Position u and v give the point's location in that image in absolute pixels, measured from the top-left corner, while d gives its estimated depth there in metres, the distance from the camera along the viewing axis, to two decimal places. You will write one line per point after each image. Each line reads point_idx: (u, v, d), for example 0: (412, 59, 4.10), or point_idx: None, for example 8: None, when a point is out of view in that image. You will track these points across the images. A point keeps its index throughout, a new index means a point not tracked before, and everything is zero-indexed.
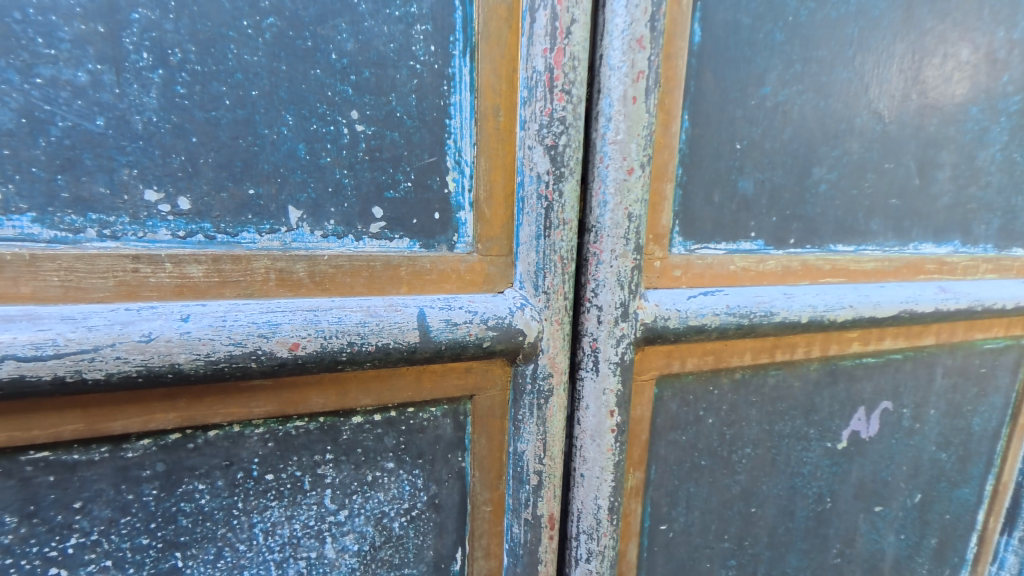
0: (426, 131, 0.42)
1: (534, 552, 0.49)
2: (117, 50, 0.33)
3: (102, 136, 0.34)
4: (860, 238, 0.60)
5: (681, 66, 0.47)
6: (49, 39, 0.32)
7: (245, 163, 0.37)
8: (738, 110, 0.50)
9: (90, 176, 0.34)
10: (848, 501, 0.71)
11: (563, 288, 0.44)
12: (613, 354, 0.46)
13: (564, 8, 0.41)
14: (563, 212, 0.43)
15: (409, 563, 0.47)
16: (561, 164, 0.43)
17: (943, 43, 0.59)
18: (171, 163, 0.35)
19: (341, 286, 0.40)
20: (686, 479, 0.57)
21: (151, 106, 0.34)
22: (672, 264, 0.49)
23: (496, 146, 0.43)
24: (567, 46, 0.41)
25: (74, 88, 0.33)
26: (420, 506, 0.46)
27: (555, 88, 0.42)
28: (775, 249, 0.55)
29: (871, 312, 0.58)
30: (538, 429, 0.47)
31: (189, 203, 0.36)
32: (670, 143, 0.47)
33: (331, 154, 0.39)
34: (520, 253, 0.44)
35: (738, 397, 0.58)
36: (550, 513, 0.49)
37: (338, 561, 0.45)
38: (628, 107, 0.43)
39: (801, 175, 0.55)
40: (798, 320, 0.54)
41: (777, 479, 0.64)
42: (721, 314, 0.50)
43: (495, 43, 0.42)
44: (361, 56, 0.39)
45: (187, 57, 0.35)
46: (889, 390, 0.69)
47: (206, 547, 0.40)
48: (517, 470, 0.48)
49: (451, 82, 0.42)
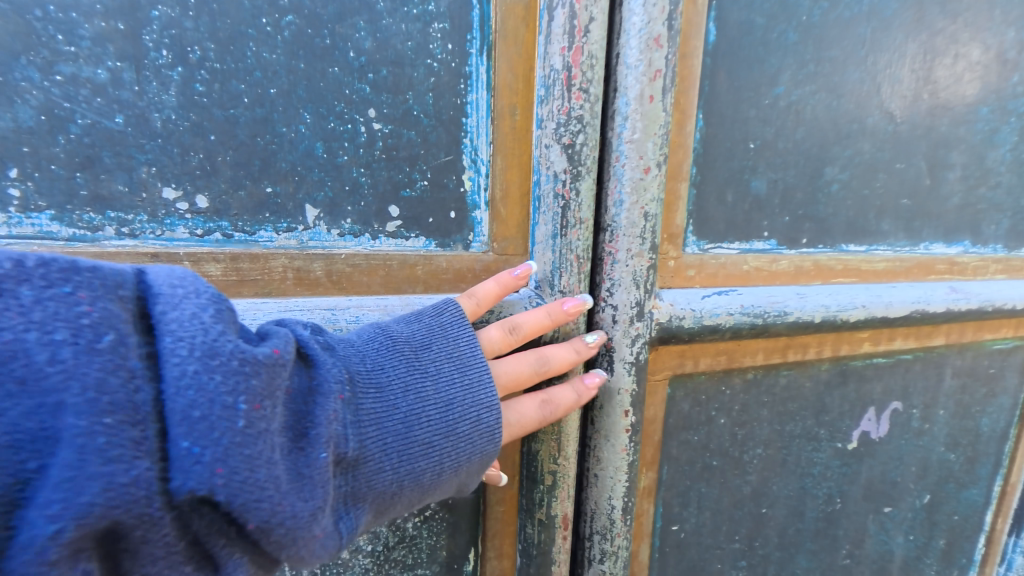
0: (443, 130, 0.42)
1: (547, 552, 0.49)
2: (136, 48, 0.34)
3: (121, 134, 0.35)
4: (871, 238, 0.60)
5: (697, 65, 0.46)
6: (69, 37, 0.33)
7: (262, 161, 0.38)
8: (752, 110, 0.50)
9: (108, 174, 0.35)
10: (856, 501, 0.71)
11: (580, 288, 0.45)
12: (628, 354, 0.45)
13: (582, 6, 0.40)
14: (579, 211, 0.43)
15: (421, 564, 0.47)
16: (578, 163, 0.43)
17: (954, 43, 0.59)
18: (189, 162, 0.36)
19: (358, 285, 0.41)
20: (698, 480, 0.57)
21: (170, 104, 0.35)
22: (686, 263, 0.49)
23: (513, 145, 0.44)
24: (584, 45, 0.41)
25: (94, 85, 0.34)
26: (433, 506, 0.46)
27: (573, 87, 0.41)
28: (788, 249, 0.54)
29: (883, 312, 0.58)
30: (552, 428, 0.47)
31: (206, 202, 0.37)
32: (685, 142, 0.47)
33: (348, 152, 0.40)
34: (536, 252, 0.45)
35: (749, 397, 0.58)
36: (564, 513, 0.48)
37: (351, 561, 0.45)
38: (645, 106, 0.42)
39: (813, 175, 0.55)
40: (811, 320, 0.54)
41: (786, 479, 0.64)
42: (736, 314, 0.49)
43: (512, 42, 0.42)
44: (378, 55, 0.39)
45: (206, 54, 0.35)
46: (898, 390, 0.69)
47: None
48: (530, 469, 0.48)
49: (468, 80, 0.42)
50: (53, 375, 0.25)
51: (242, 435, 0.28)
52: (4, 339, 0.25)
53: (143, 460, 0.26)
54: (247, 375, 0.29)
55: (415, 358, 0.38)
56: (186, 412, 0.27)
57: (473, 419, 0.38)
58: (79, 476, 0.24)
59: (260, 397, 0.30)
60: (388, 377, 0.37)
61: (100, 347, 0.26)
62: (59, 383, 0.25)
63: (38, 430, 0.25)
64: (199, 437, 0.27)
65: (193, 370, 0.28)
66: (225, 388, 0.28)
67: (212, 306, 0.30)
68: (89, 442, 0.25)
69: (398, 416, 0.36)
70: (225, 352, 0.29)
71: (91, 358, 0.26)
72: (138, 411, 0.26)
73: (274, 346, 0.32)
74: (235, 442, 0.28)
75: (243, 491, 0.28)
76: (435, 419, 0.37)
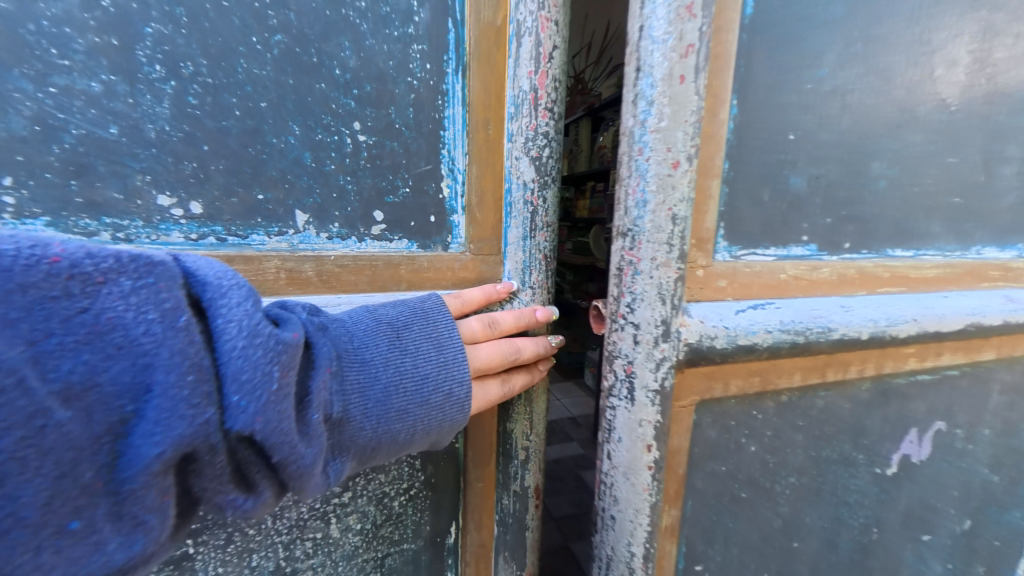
0: (423, 141, 0.43)
1: (522, 520, 0.52)
2: (128, 63, 0.33)
3: (115, 143, 0.34)
4: (920, 242, 0.53)
5: (732, 41, 0.40)
6: (62, 49, 0.32)
7: (253, 169, 0.38)
8: (792, 96, 0.43)
9: (103, 182, 0.34)
10: (894, 529, 0.65)
11: (547, 284, 0.47)
12: (651, 380, 0.38)
13: (547, 35, 0.42)
14: (546, 216, 0.45)
15: (408, 539, 0.49)
16: (545, 173, 0.45)
17: (1015, 21, 0.52)
18: (182, 169, 0.36)
19: (348, 284, 0.41)
20: (724, 514, 0.51)
21: (163, 115, 0.35)
22: (716, 272, 0.42)
23: (486, 155, 0.44)
24: (549, 69, 0.43)
25: (88, 97, 0.33)
26: (418, 485, 0.48)
27: (540, 106, 0.43)
28: (829, 255, 0.48)
29: (935, 326, 0.52)
30: (525, 408, 0.50)
31: (201, 207, 0.37)
32: (716, 132, 0.40)
33: (335, 161, 0.40)
34: (508, 252, 0.46)
35: (782, 422, 0.51)
36: (535, 484, 0.52)
37: (342, 539, 0.46)
38: (674, 87, 0.35)
39: (858, 172, 0.48)
40: (858, 337, 0.47)
41: (820, 509, 0.57)
42: (774, 331, 0.43)
43: (484, 62, 0.43)
44: (362, 72, 0.40)
45: (199, 69, 0.35)
46: (942, 409, 0.63)
47: (216, 533, 0.41)
48: (506, 446, 0.50)
49: (445, 97, 0.43)
50: (146, 342, 0.26)
51: (276, 395, 0.29)
52: (105, 316, 0.25)
53: (212, 407, 0.27)
54: (282, 350, 0.30)
55: (396, 338, 0.37)
56: (235, 375, 0.28)
57: (446, 393, 0.37)
58: (170, 416, 0.25)
59: (289, 368, 0.30)
60: (372, 353, 0.36)
61: (179, 325, 0.27)
62: (151, 347, 0.26)
63: (133, 384, 0.25)
64: (247, 392, 0.28)
65: (240, 344, 0.28)
66: (266, 358, 0.29)
67: (257, 296, 0.30)
68: (178, 393, 0.26)
69: (380, 389, 0.35)
70: (265, 331, 0.29)
71: (175, 333, 0.26)
72: (207, 375, 0.27)
73: (296, 329, 0.32)
74: (271, 399, 0.29)
75: (278, 439, 0.29)
76: (412, 390, 0.36)
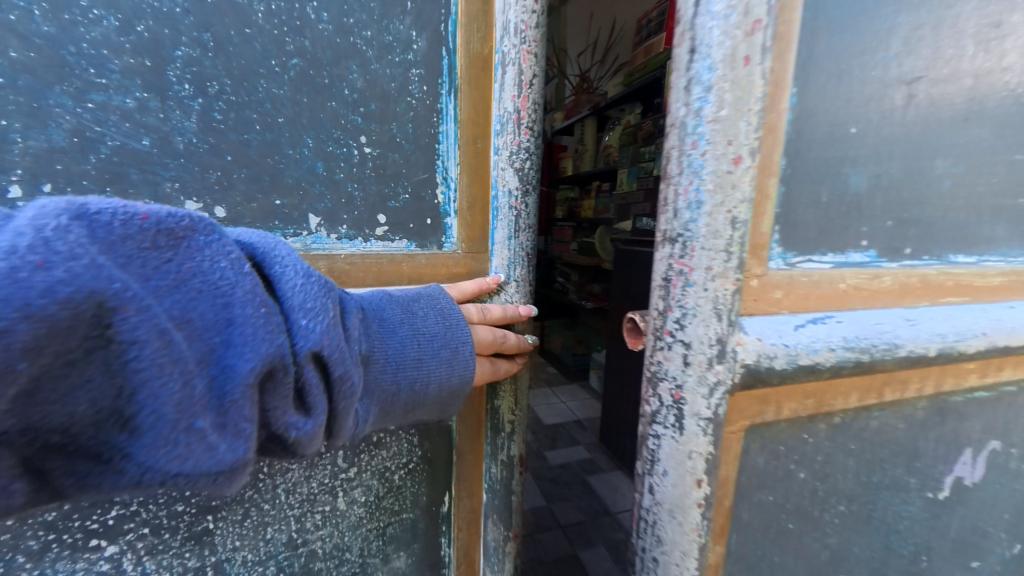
0: (421, 151, 0.53)
1: (507, 487, 0.62)
2: (161, 81, 0.41)
3: (147, 153, 0.42)
4: (983, 246, 0.48)
5: (796, 20, 0.35)
6: (99, 69, 0.39)
7: (272, 177, 0.47)
8: (856, 82, 0.39)
9: (135, 188, 0.42)
10: (944, 558, 0.60)
11: (527, 277, 0.58)
12: (703, 407, 0.34)
13: (528, 64, 0.51)
14: (528, 219, 0.55)
15: (406, 508, 0.61)
16: (527, 181, 0.54)
17: None
18: (208, 177, 0.44)
19: (356, 280, 0.51)
20: (771, 548, 0.46)
21: (191, 128, 0.43)
22: (772, 283, 0.37)
23: (475, 164, 0.55)
24: (529, 92, 0.52)
25: (123, 112, 0.40)
26: (416, 459, 0.60)
27: (523, 124, 0.52)
28: (889, 262, 0.43)
29: (1006, 340, 0.47)
30: (510, 387, 0.60)
31: (223, 212, 0.45)
32: (777, 125, 0.36)
33: (344, 170, 0.49)
34: (496, 250, 0.56)
35: (834, 445, 0.46)
36: (519, 454, 0.62)
37: (348, 511, 0.57)
38: (737, 70, 0.30)
39: (923, 169, 0.43)
40: (925, 354, 0.42)
41: (869, 539, 0.52)
42: (838, 349, 0.38)
43: (474, 87, 0.53)
44: (368, 93, 0.49)
45: (223, 88, 0.43)
46: (998, 427, 0.58)
47: (235, 510, 0.50)
48: (495, 421, 0.61)
49: (440, 115, 0.53)
50: (220, 282, 0.32)
51: (333, 321, 0.37)
52: (185, 266, 0.31)
53: (277, 337, 0.33)
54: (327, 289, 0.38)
55: (407, 306, 0.46)
56: (299, 306, 0.35)
57: (453, 349, 0.46)
58: (255, 337, 0.32)
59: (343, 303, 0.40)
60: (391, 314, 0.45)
61: (244, 271, 0.33)
62: (226, 287, 0.32)
63: (215, 321, 0.31)
64: (311, 316, 0.36)
65: (302, 281, 0.36)
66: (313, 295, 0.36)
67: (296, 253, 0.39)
68: (256, 319, 0.32)
69: (399, 342, 0.44)
70: (316, 275, 0.38)
71: (241, 276, 0.33)
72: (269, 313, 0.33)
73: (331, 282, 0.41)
74: (331, 322, 0.37)
75: (337, 355, 0.37)
76: (426, 343, 0.45)
